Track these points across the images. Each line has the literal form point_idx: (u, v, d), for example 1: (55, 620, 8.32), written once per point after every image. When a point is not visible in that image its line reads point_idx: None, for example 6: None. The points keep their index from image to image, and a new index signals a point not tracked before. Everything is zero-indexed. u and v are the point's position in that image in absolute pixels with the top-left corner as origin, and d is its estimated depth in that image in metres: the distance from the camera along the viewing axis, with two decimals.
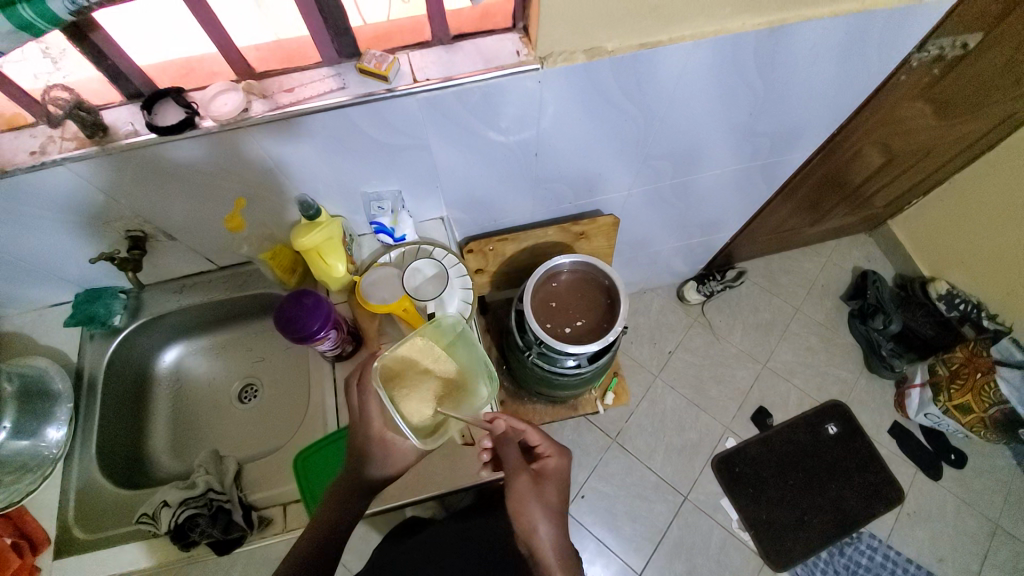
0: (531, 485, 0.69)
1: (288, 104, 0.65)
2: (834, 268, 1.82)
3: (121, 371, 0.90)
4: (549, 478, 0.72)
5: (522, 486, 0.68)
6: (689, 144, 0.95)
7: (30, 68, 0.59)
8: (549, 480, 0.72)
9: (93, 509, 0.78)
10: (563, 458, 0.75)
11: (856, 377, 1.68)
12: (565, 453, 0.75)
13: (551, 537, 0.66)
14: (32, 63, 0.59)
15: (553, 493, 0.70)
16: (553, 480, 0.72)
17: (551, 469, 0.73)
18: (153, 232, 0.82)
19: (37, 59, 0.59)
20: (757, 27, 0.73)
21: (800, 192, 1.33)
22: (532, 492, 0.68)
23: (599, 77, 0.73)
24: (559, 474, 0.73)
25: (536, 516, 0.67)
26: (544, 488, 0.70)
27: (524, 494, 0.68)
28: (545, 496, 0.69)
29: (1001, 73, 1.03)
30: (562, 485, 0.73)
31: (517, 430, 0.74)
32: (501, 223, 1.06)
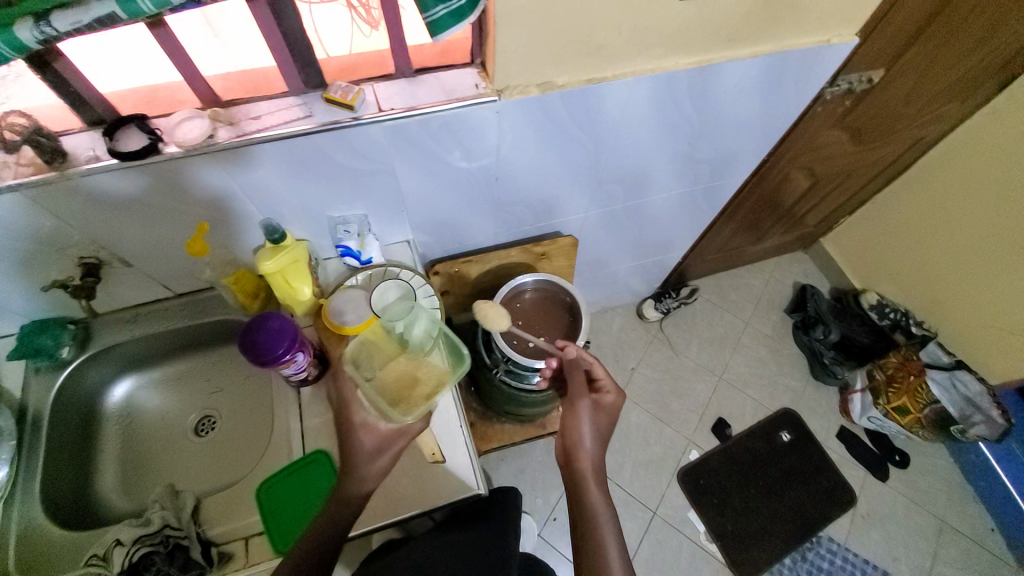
0: (586, 408, 0.82)
1: (254, 131, 0.67)
2: (777, 283, 1.96)
3: (66, 406, 0.86)
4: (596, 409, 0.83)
5: (578, 405, 0.83)
6: (638, 169, 1.04)
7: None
8: (596, 409, 0.83)
9: (32, 556, 0.73)
10: (615, 396, 0.84)
11: (804, 385, 1.79)
12: (622, 393, 0.84)
13: (590, 453, 0.79)
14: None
15: (592, 424, 0.82)
16: (602, 411, 0.83)
17: (608, 406, 0.83)
18: (109, 259, 0.80)
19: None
20: (688, 65, 0.82)
21: (742, 212, 1.45)
22: (584, 414, 0.82)
23: (553, 109, 0.80)
24: (608, 409, 0.83)
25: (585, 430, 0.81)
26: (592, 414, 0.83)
27: (581, 410, 0.82)
28: (596, 422, 0.82)
29: (900, 106, 1.19)
30: (610, 418, 0.83)
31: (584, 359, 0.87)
32: (466, 246, 1.10)
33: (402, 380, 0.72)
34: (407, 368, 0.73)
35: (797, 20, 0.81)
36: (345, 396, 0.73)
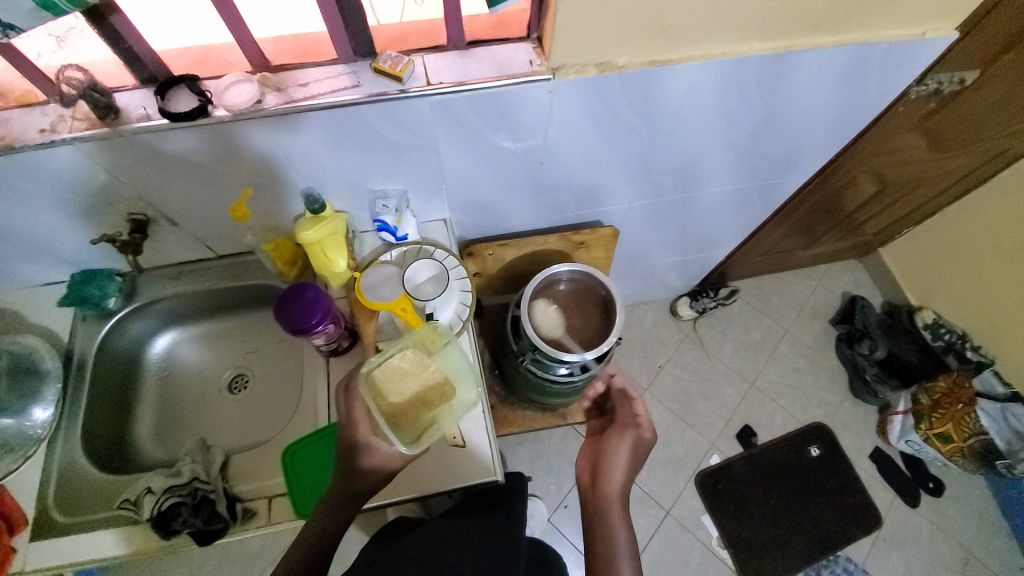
0: (619, 437, 0.93)
1: (300, 99, 0.66)
2: (824, 291, 1.86)
3: (111, 354, 0.90)
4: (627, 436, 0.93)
5: (613, 436, 0.94)
6: (691, 161, 0.97)
7: (36, 44, 0.59)
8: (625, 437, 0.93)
9: (73, 492, 0.77)
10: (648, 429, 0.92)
11: (841, 401, 1.70)
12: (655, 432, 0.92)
13: (618, 478, 0.87)
14: (34, 40, 0.59)
15: (621, 450, 0.91)
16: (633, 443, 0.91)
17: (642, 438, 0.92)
18: (156, 217, 0.82)
19: (44, 38, 0.59)
20: (762, 52, 0.75)
21: (796, 214, 1.36)
22: (617, 442, 0.92)
23: (608, 92, 0.75)
24: (637, 439, 0.92)
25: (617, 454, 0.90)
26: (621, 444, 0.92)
27: (614, 437, 0.94)
28: (626, 451, 0.91)
29: (993, 112, 1.07)
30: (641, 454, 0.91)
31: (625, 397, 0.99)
32: (502, 229, 1.07)
33: (413, 404, 0.71)
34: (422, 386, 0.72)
35: (892, 8, 0.73)
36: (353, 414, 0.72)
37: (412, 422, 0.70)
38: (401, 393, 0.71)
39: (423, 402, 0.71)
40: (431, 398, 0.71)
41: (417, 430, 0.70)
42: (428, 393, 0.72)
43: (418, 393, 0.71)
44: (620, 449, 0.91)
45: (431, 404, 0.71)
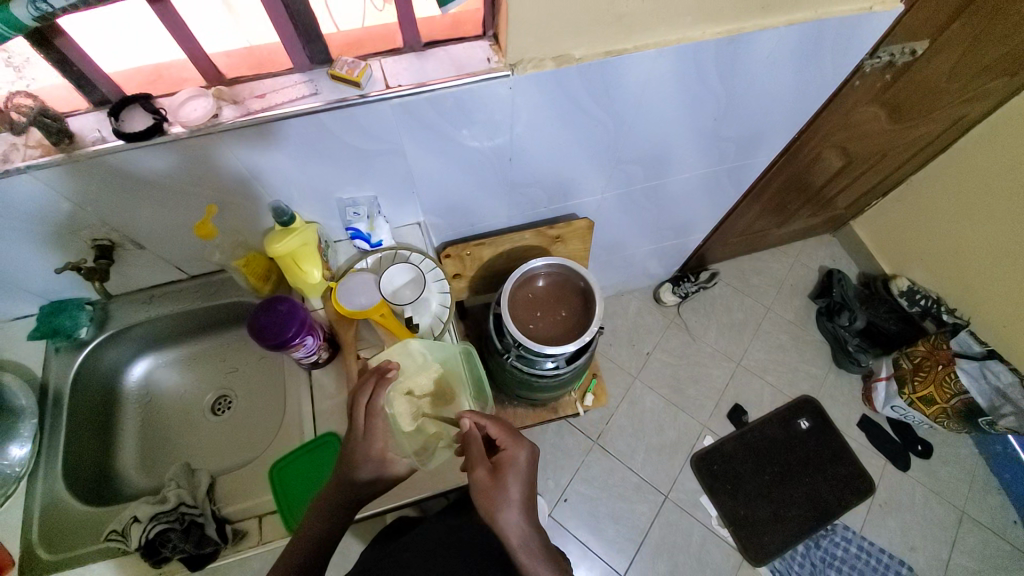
0: (490, 485, 0.66)
1: (258, 110, 0.65)
2: (801, 267, 1.89)
3: (87, 384, 0.88)
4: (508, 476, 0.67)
5: (481, 485, 0.66)
6: (658, 148, 0.99)
7: None
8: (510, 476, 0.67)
9: (58, 529, 0.75)
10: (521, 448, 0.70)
11: (825, 373, 1.74)
12: (526, 442, 0.71)
13: (513, 524, 0.64)
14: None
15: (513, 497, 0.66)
16: (515, 469, 0.68)
17: (513, 460, 0.69)
18: (122, 241, 0.80)
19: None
20: (717, 35, 0.76)
21: (767, 193, 1.38)
22: (489, 491, 0.66)
23: (569, 84, 0.75)
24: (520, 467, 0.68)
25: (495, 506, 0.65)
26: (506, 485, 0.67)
27: (480, 484, 0.66)
28: (506, 492, 0.66)
29: (945, 80, 1.10)
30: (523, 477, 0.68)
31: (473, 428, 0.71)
32: (478, 228, 1.08)
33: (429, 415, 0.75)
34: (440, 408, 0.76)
35: None
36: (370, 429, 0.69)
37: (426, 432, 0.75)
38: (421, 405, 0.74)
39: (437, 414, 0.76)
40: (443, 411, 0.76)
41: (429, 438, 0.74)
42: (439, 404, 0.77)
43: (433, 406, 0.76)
44: (487, 494, 0.66)
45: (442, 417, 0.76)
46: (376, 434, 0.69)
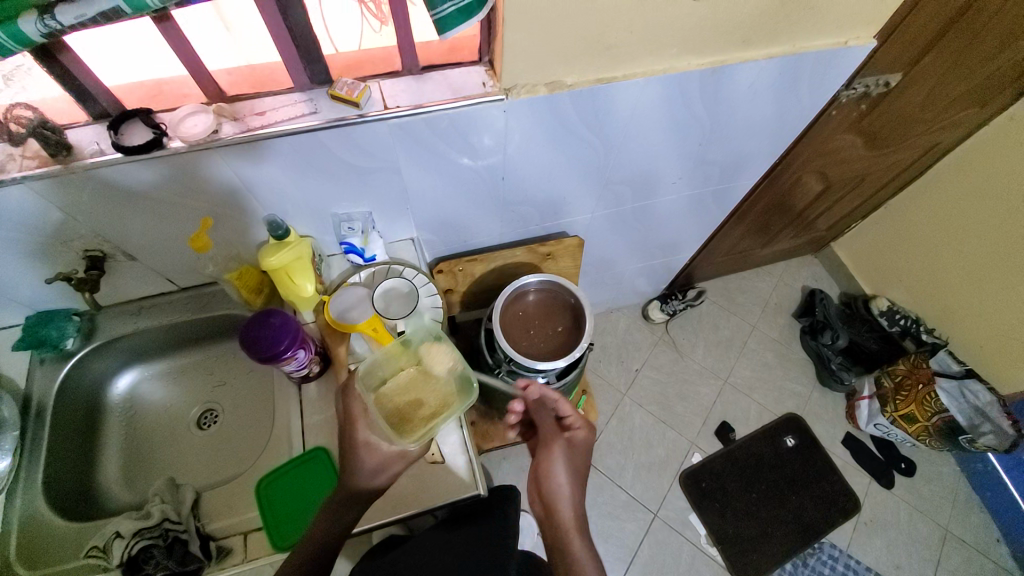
0: (562, 450, 0.87)
1: (257, 127, 0.67)
2: (786, 287, 1.94)
3: (72, 397, 0.87)
4: (574, 449, 0.89)
5: (554, 448, 0.88)
6: (647, 170, 1.02)
7: None
8: (575, 449, 0.89)
9: (35, 546, 0.73)
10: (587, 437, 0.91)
11: (810, 391, 1.77)
12: (591, 429, 0.91)
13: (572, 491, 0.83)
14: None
15: (570, 464, 0.86)
16: (580, 449, 0.90)
17: (580, 439, 0.90)
18: (113, 252, 0.80)
19: None
20: (700, 66, 0.80)
21: (751, 215, 1.42)
22: (560, 454, 0.87)
23: (560, 108, 0.78)
24: (582, 448, 0.90)
25: (562, 467, 0.86)
26: (568, 455, 0.88)
27: (556, 449, 0.88)
28: (570, 461, 0.87)
29: (917, 111, 1.16)
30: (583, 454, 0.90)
31: (548, 400, 0.91)
32: (470, 244, 1.09)
33: (412, 404, 0.70)
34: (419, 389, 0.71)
35: (813, 21, 0.79)
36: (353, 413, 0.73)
37: (410, 421, 0.69)
38: (406, 392, 0.71)
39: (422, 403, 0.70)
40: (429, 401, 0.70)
41: (413, 428, 0.68)
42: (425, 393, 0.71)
43: (417, 394, 0.71)
44: (560, 458, 0.87)
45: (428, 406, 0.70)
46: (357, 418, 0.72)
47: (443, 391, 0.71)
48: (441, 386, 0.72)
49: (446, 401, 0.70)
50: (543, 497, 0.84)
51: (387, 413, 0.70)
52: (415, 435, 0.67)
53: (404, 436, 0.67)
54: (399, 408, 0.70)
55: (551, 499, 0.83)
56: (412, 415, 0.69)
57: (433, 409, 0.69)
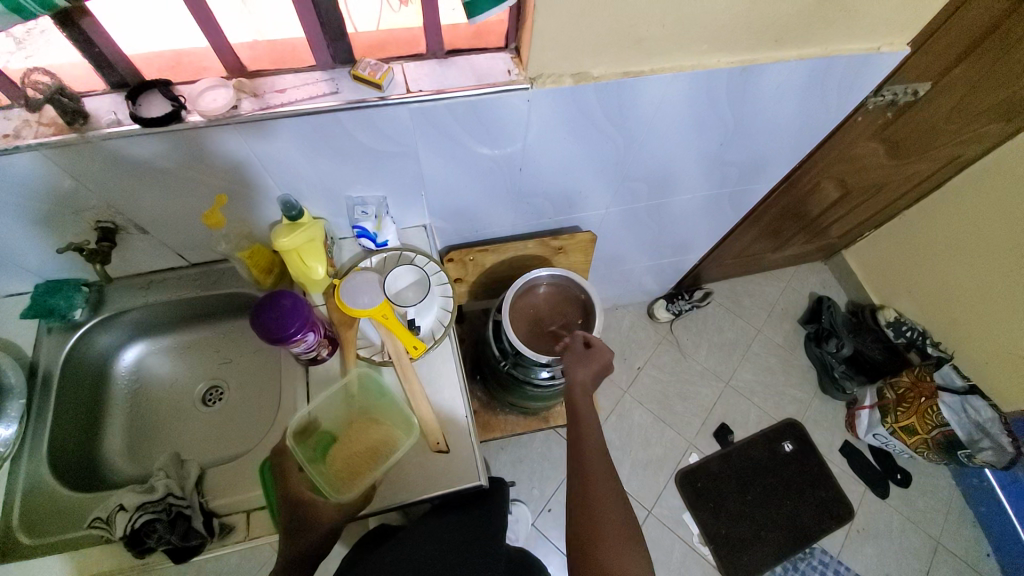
0: (575, 360, 0.85)
1: (277, 105, 0.65)
2: (793, 292, 1.93)
3: (78, 369, 0.86)
4: (589, 358, 0.84)
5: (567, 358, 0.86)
6: (665, 168, 1.00)
7: None
8: (593, 359, 0.84)
9: (39, 513, 0.74)
10: (605, 349, 0.85)
11: (811, 398, 1.77)
12: (607, 349, 0.84)
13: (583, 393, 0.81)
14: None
15: (585, 371, 0.83)
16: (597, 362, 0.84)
17: (595, 355, 0.84)
18: (126, 224, 0.79)
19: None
20: (730, 64, 0.79)
21: (765, 218, 1.41)
22: (572, 363, 0.85)
23: (584, 101, 0.76)
24: (603, 360, 0.84)
25: (581, 372, 0.83)
26: (587, 364, 0.84)
27: (576, 360, 0.85)
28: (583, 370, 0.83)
29: (941, 122, 1.14)
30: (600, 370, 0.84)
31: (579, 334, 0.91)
32: (481, 234, 1.08)
33: (352, 459, 0.74)
34: (361, 439, 0.76)
35: (849, 22, 0.77)
36: (287, 468, 0.72)
37: (350, 477, 0.72)
38: (349, 446, 0.75)
39: (362, 455, 0.74)
40: (370, 450, 0.75)
41: (355, 482, 0.72)
42: (367, 446, 0.75)
43: (356, 447, 0.75)
44: (581, 367, 0.84)
45: (369, 457, 0.74)
46: (292, 472, 0.72)
47: (384, 435, 0.76)
48: (380, 432, 0.77)
49: (386, 446, 0.75)
50: (571, 399, 0.82)
51: (327, 473, 0.72)
52: (358, 488, 0.70)
53: (347, 492, 0.70)
54: (339, 466, 0.73)
55: (574, 401, 0.81)
56: (352, 470, 0.73)
57: (374, 458, 0.74)
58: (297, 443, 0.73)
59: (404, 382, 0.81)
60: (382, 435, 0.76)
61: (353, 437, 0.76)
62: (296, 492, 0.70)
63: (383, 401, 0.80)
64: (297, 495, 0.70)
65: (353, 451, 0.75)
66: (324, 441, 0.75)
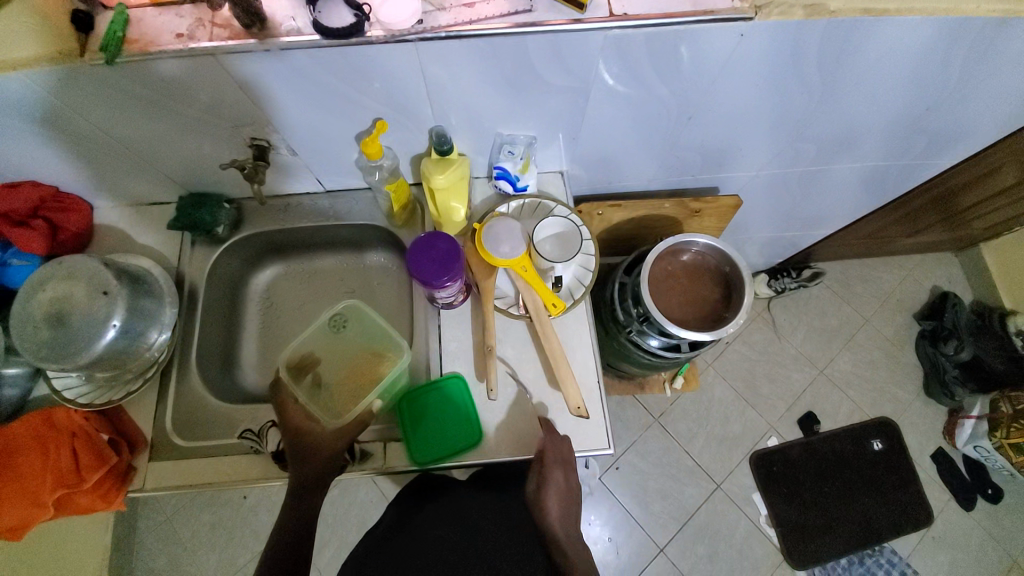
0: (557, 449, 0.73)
1: (464, 20, 0.59)
2: (912, 283, 1.75)
3: (218, 284, 0.88)
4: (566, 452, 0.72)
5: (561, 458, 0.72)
6: (849, 129, 0.86)
7: None
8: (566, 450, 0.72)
9: (190, 419, 0.78)
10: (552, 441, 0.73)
11: (911, 399, 1.64)
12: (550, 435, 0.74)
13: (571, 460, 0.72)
14: None
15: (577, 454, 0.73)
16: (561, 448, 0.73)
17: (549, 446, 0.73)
18: (278, 144, 0.77)
19: None
20: (990, 14, 0.64)
21: (912, 205, 1.24)
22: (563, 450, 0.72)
23: (805, 41, 0.64)
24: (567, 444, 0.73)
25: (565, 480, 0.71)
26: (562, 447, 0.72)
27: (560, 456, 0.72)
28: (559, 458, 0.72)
29: None
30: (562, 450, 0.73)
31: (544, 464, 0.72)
32: (615, 187, 0.98)
33: (353, 385, 0.74)
34: (356, 366, 0.75)
35: None
36: (285, 403, 0.73)
37: (349, 404, 0.73)
38: (343, 375, 0.75)
39: (357, 383, 0.74)
40: (364, 375, 0.74)
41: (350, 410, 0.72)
42: (360, 372, 0.75)
43: (353, 376, 0.75)
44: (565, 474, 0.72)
45: (364, 381, 0.74)
46: (291, 408, 0.72)
47: (375, 359, 0.76)
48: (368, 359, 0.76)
49: (380, 370, 0.75)
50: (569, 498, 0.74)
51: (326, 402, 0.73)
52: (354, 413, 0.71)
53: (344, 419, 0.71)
54: (336, 397, 0.74)
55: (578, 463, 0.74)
56: (348, 395, 0.74)
57: (372, 383, 0.74)
58: (293, 379, 0.74)
59: (544, 340, 0.77)
60: (375, 360, 0.76)
61: (346, 368, 0.76)
62: (293, 422, 0.72)
63: (372, 328, 0.78)
64: (293, 425, 0.71)
65: (350, 378, 0.75)
66: (321, 373, 0.76)
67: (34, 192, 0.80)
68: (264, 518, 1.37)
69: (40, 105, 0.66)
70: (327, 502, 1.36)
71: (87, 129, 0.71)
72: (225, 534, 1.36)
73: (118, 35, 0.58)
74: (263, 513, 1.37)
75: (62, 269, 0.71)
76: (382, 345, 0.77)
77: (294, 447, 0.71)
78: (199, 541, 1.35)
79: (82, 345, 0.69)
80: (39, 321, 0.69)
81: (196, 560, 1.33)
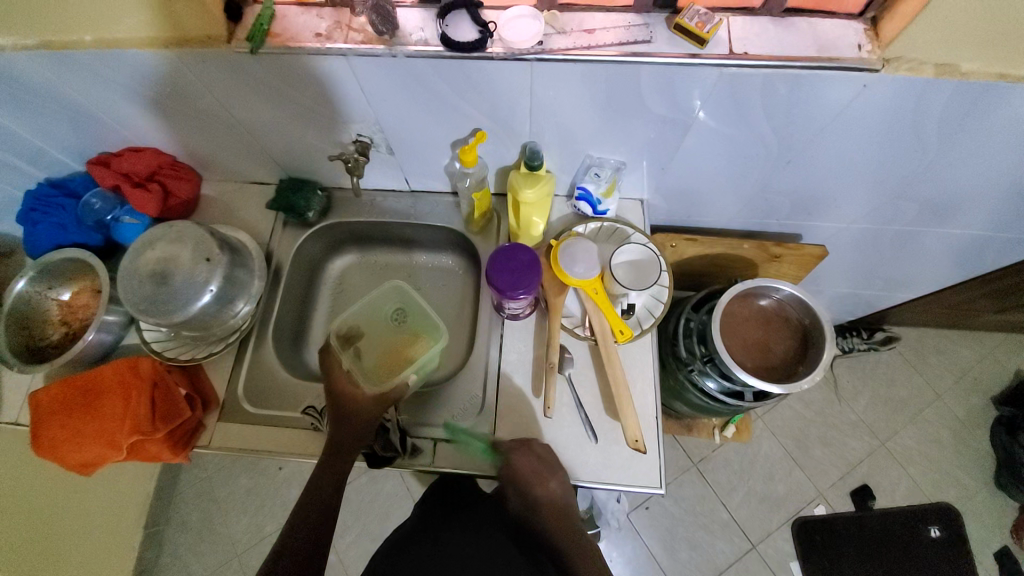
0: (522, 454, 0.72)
1: (582, 45, 0.61)
2: (994, 364, 1.61)
3: (300, 264, 0.94)
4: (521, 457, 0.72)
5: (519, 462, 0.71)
6: (959, 194, 0.81)
7: None
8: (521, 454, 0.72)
9: (259, 389, 0.83)
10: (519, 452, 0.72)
11: (980, 488, 1.49)
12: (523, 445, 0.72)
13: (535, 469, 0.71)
14: None
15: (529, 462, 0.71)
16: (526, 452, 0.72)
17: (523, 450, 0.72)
18: (380, 143, 0.81)
19: None
20: None
21: (1011, 280, 1.14)
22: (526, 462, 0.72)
23: (931, 99, 0.62)
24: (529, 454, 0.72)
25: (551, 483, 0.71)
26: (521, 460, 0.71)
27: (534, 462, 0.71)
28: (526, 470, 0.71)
29: None
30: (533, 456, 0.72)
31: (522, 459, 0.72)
32: (692, 221, 0.96)
33: (390, 360, 0.79)
34: (396, 350, 0.80)
35: None
36: (332, 368, 0.77)
37: (388, 376, 0.77)
38: (382, 353, 0.81)
39: (396, 359, 0.79)
40: (403, 351, 0.80)
41: (389, 379, 0.76)
42: (400, 352, 0.80)
43: (393, 356, 0.80)
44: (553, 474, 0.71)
45: (401, 357, 0.79)
46: (337, 371, 0.77)
47: (413, 342, 0.81)
48: (418, 341, 0.80)
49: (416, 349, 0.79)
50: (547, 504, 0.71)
51: (368, 371, 0.78)
52: (395, 379, 0.75)
53: (383, 384, 0.75)
54: (376, 369, 0.79)
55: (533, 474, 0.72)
56: (386, 368, 0.79)
57: (408, 359, 0.78)
58: (342, 347, 0.80)
59: (606, 365, 0.76)
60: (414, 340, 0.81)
61: (388, 346, 0.82)
62: (338, 383, 0.75)
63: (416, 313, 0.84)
64: (339, 386, 0.75)
65: (389, 358, 0.80)
66: (366, 346, 0.82)
67: (155, 158, 0.88)
68: (296, 493, 1.41)
69: (184, 83, 0.73)
70: (356, 487, 1.39)
71: (216, 109, 0.78)
72: (257, 502, 1.41)
73: (264, 28, 0.64)
74: (294, 487, 1.42)
75: (172, 233, 0.78)
76: (422, 327, 0.82)
77: (338, 407, 0.73)
78: (232, 505, 1.40)
79: (179, 304, 0.75)
80: (145, 276, 0.75)
81: (226, 522, 1.38)
